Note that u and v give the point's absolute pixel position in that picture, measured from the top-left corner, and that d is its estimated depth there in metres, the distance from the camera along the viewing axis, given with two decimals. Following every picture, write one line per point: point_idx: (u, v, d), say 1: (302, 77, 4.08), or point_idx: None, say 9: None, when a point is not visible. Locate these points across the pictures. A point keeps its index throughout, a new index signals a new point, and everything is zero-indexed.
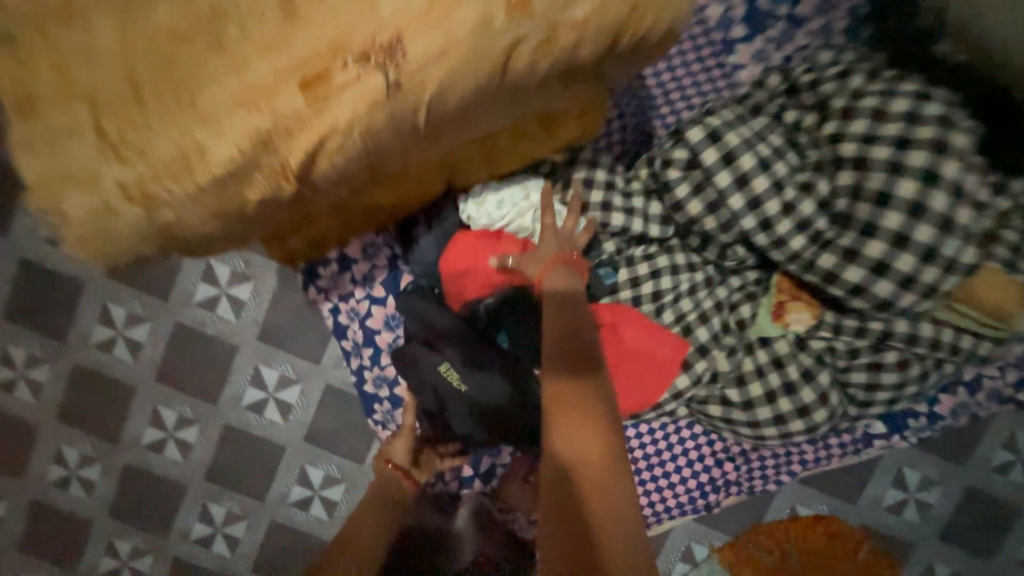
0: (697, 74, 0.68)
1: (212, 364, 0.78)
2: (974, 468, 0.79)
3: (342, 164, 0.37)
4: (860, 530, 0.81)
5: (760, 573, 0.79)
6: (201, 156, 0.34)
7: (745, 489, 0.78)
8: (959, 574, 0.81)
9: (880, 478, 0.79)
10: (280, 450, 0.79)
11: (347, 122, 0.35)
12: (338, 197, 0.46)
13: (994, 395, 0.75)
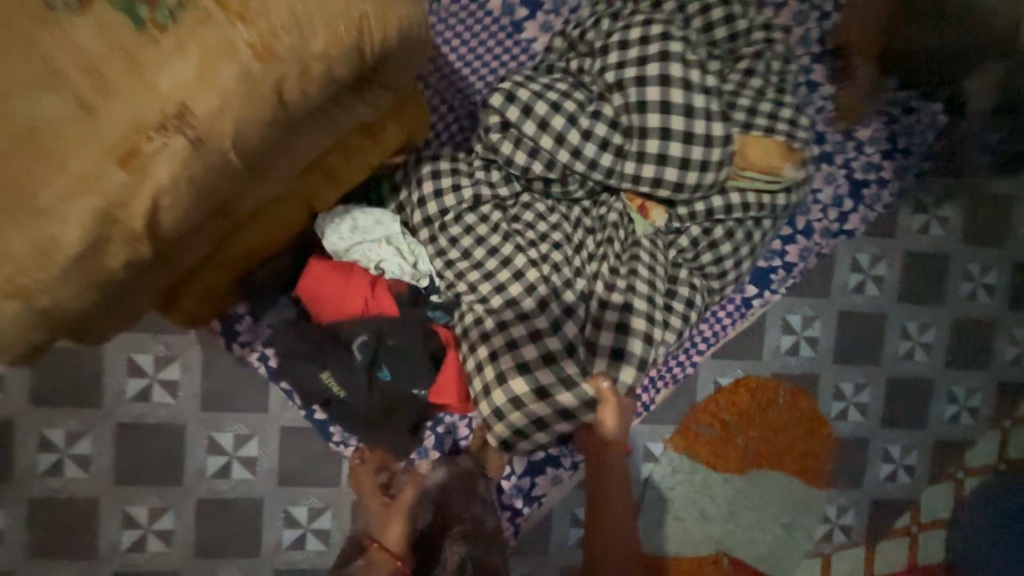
0: (496, 48, 0.76)
1: (167, 449, 0.81)
2: (838, 295, 0.94)
3: (183, 216, 0.44)
4: (774, 378, 0.94)
5: (707, 443, 0.92)
6: (55, 244, 0.39)
7: (670, 379, 0.91)
8: (861, 383, 0.97)
9: (772, 329, 0.93)
10: (258, 502, 0.84)
11: (170, 179, 0.41)
12: (206, 247, 0.53)
13: (826, 231, 0.92)
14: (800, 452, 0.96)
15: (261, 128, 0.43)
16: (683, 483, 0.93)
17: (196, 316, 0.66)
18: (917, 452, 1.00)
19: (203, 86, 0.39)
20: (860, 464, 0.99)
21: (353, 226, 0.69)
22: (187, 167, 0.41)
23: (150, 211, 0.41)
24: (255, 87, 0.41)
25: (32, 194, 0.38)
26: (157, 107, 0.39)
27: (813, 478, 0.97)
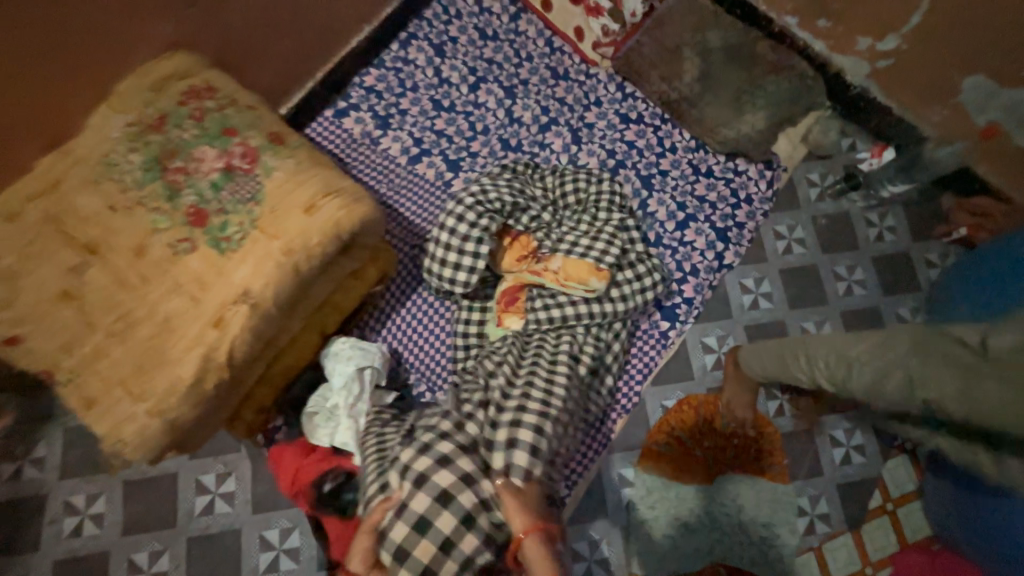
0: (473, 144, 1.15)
1: (149, 496, 0.95)
2: (739, 314, 1.10)
3: (271, 307, 0.66)
4: (710, 393, 1.06)
5: (668, 460, 1.02)
6: (210, 349, 0.63)
7: (630, 395, 1.05)
8: (805, 393, 1.08)
9: (694, 350, 1.08)
10: (236, 532, 0.94)
11: (272, 290, 0.66)
12: (257, 332, 0.67)
13: (737, 254, 1.13)
14: (757, 454, 1.04)
15: (322, 238, 0.68)
16: (661, 499, 1.00)
17: (276, 381, 0.83)
18: (890, 454, 1.06)
19: (296, 229, 0.66)
20: (838, 468, 1.05)
21: (336, 354, 0.93)
22: (282, 277, 0.66)
23: (258, 312, 0.65)
24: (319, 223, 0.67)
25: (184, 319, 0.64)
26: (271, 250, 0.66)
27: (784, 481, 1.03)
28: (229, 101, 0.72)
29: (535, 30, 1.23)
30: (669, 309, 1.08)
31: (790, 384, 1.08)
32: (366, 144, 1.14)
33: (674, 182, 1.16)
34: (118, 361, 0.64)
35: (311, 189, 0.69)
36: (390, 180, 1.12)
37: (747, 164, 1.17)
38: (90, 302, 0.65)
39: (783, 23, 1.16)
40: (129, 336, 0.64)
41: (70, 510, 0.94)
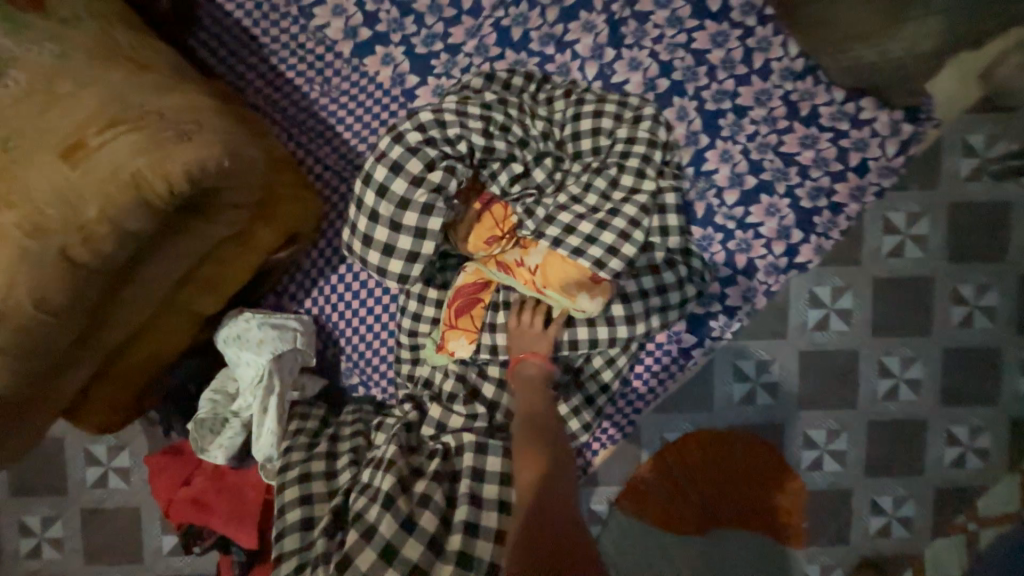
0: (454, 32, 0.74)
1: (32, 460, 0.81)
2: (795, 335, 0.79)
3: (48, 304, 0.45)
4: (729, 431, 0.81)
5: (657, 506, 0.82)
6: None
7: (621, 421, 0.83)
8: (857, 448, 0.81)
9: (722, 375, 0.80)
10: (135, 511, 0.81)
11: (38, 279, 0.44)
12: (46, 337, 0.47)
13: (818, 250, 0.78)
14: (771, 512, 0.81)
15: (102, 200, 0.42)
16: (637, 544, 0.82)
17: (132, 373, 0.61)
18: (945, 534, 0.82)
19: (60, 186, 0.42)
20: (869, 539, 0.83)
21: (237, 336, 0.68)
22: (52, 262, 0.43)
23: (22, 311, 0.44)
24: (100, 175, 0.42)
25: None
26: (27, 218, 0.42)
27: (794, 546, 0.82)
28: None
29: None
30: (697, 317, 0.79)
31: (841, 434, 0.81)
32: (293, 16, 0.75)
33: (753, 128, 0.76)
34: None
35: (81, 118, 0.43)
36: (326, 80, 0.76)
37: (875, 110, 0.75)
38: None
39: None
40: None
41: None
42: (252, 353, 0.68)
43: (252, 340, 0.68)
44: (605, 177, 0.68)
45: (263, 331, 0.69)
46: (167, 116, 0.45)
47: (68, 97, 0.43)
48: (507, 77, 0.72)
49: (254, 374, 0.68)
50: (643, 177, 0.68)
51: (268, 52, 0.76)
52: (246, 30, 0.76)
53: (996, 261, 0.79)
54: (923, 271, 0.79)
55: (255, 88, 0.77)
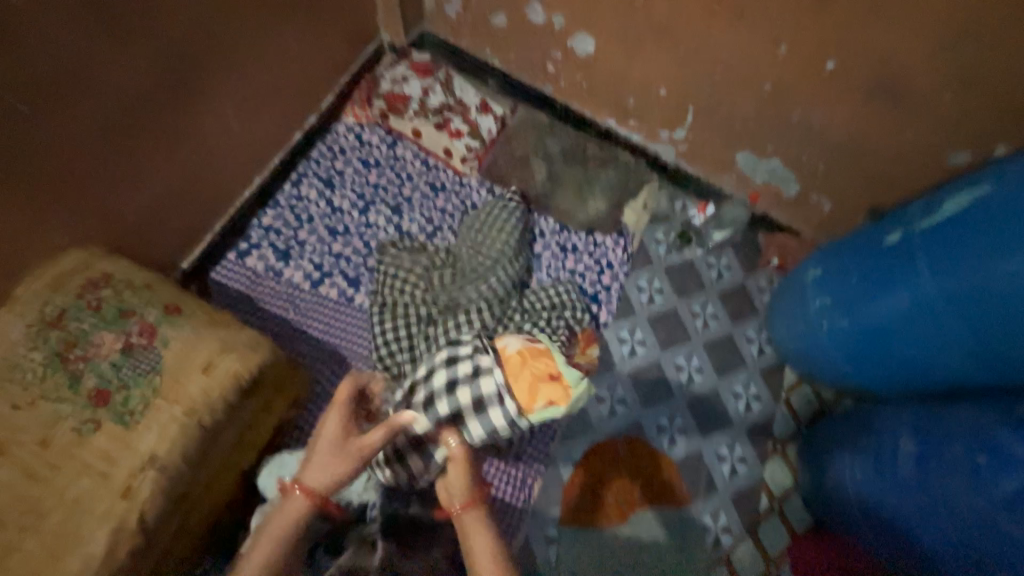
0: (363, 259, 1.30)
1: None
2: (620, 363, 1.30)
3: (174, 470, 0.74)
4: (610, 438, 1.22)
5: (583, 511, 1.15)
6: (119, 523, 0.70)
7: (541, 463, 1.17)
8: (690, 422, 1.27)
9: (590, 403, 1.25)
10: None
11: (172, 452, 0.74)
12: (169, 495, 0.74)
13: (610, 311, 1.35)
14: (660, 485, 1.20)
15: (222, 393, 0.78)
16: (585, 548, 1.12)
17: (197, 526, 0.87)
18: (767, 458, 1.27)
19: (195, 392, 0.76)
20: (727, 480, 1.23)
21: (279, 464, 0.98)
22: (185, 438, 0.75)
23: (158, 479, 0.72)
24: (219, 379, 0.78)
25: (86, 501, 0.71)
26: (170, 415, 0.75)
27: (683, 503, 1.19)
28: (124, 285, 0.84)
29: (411, 153, 1.45)
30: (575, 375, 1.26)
31: (675, 415, 1.27)
32: (271, 278, 1.26)
33: (548, 262, 1.37)
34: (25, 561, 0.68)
35: (204, 353, 0.79)
36: (297, 306, 1.24)
37: (604, 236, 1.42)
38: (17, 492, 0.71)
39: (605, 124, 1.45)
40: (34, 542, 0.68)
41: None
42: (286, 476, 0.96)
43: (288, 465, 0.97)
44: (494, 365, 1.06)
45: (294, 457, 0.99)
46: (249, 339, 0.83)
47: (186, 347, 0.79)
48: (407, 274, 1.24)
49: (291, 490, 0.95)
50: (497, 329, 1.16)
51: (258, 300, 1.23)
52: (241, 292, 1.23)
53: (702, 289, 1.42)
54: (669, 306, 1.39)
55: (251, 324, 1.21)
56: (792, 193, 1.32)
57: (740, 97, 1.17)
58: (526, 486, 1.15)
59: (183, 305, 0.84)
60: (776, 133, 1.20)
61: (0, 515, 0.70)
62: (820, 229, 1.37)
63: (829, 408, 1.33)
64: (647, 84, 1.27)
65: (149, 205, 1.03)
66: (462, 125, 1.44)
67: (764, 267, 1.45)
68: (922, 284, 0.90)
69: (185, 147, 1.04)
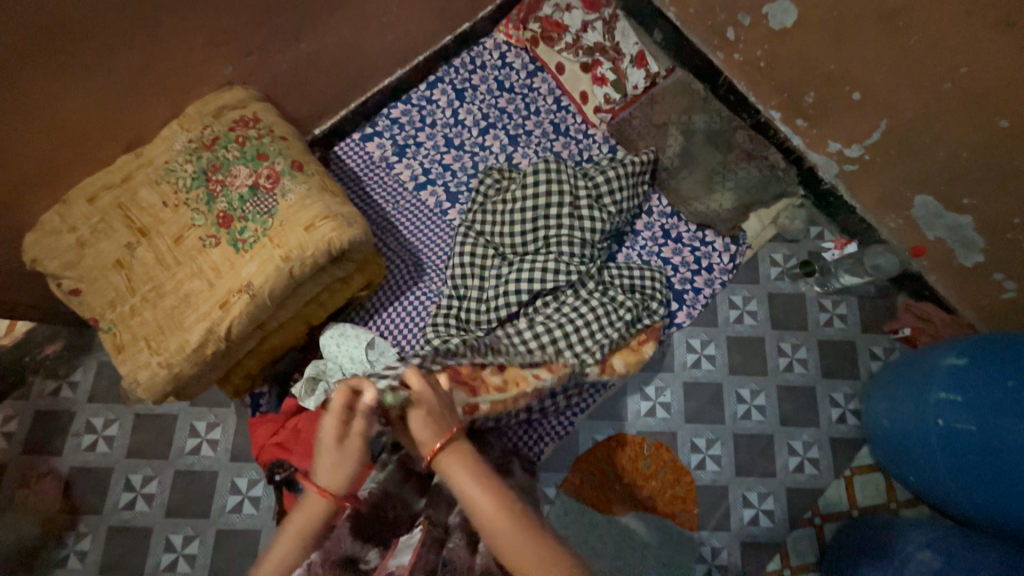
0: (468, 179, 1.32)
1: (153, 432, 1.15)
2: (678, 369, 1.23)
3: (261, 302, 0.84)
4: (638, 435, 1.19)
5: (589, 489, 1.15)
6: (211, 326, 0.82)
7: (561, 428, 1.18)
8: (728, 455, 1.19)
9: (631, 395, 1.21)
10: (214, 473, 1.13)
11: (262, 285, 0.83)
12: (251, 321, 0.85)
13: (689, 315, 1.25)
14: (672, 499, 1.16)
15: (314, 253, 0.85)
16: (575, 522, 1.13)
17: (265, 354, 1.01)
18: (799, 525, 1.16)
19: (293, 243, 0.84)
20: (744, 526, 1.15)
21: (338, 332, 1.08)
22: (274, 278, 0.84)
23: (247, 304, 0.83)
24: (316, 239, 0.85)
25: (193, 300, 0.84)
26: (270, 254, 0.84)
27: (689, 526, 1.14)
28: (266, 130, 0.93)
29: (547, 88, 1.40)
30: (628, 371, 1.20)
31: (715, 442, 1.19)
32: (382, 167, 1.32)
33: (644, 243, 1.29)
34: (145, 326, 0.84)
35: (312, 212, 0.86)
36: (397, 202, 1.30)
37: (714, 237, 1.29)
38: (150, 272, 0.86)
39: (769, 115, 1.27)
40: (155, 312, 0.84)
41: (87, 429, 1.15)
42: (344, 345, 1.06)
43: (345, 335, 1.07)
44: (548, 342, 1.09)
45: (352, 331, 1.08)
46: (349, 213, 0.89)
47: (299, 201, 0.87)
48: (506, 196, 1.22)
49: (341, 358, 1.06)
50: (568, 294, 1.13)
51: (366, 184, 1.31)
52: (354, 172, 1.32)
53: (802, 329, 1.26)
54: (755, 334, 1.26)
55: (354, 204, 1.30)
56: (969, 261, 1.08)
57: (961, 126, 0.94)
58: (540, 444, 1.17)
59: (306, 164, 0.92)
60: (979, 184, 0.97)
61: (137, 285, 0.86)
62: (984, 312, 1.12)
63: (896, 507, 1.16)
64: (839, 80, 1.08)
65: (300, 60, 1.09)
66: (609, 72, 1.34)
67: (887, 332, 1.24)
68: None
69: (344, 13, 1.08)
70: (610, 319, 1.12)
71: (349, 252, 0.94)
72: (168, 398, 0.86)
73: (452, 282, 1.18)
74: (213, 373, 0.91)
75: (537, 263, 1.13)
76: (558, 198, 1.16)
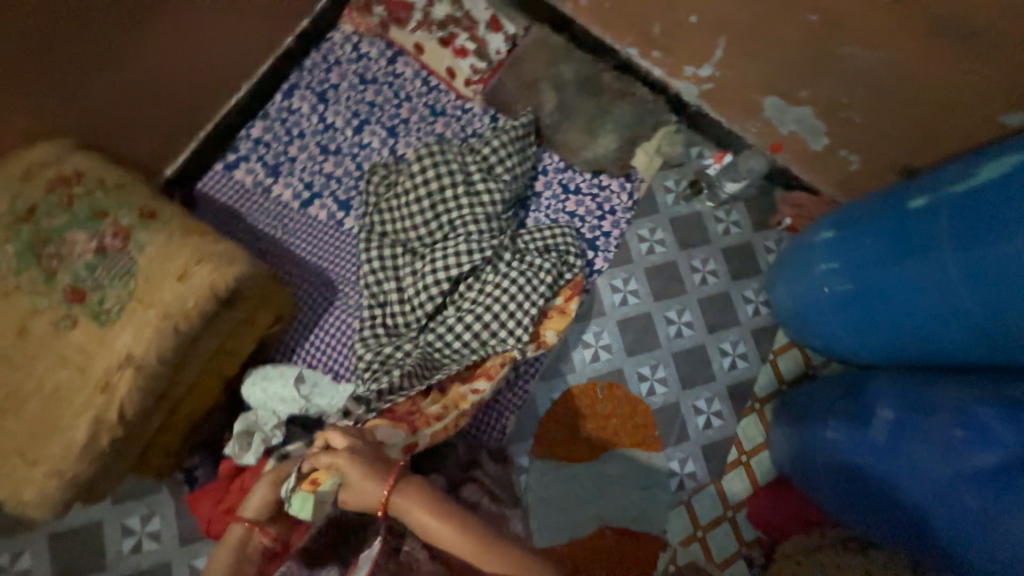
0: (355, 183, 1.25)
1: (78, 548, 1.02)
2: (609, 311, 1.28)
3: (147, 372, 0.75)
4: (590, 381, 1.24)
5: (558, 446, 1.19)
6: (96, 415, 0.73)
7: (517, 399, 1.19)
8: (672, 373, 1.28)
9: (574, 348, 1.25)
10: (166, 565, 1.03)
11: (143, 354, 0.74)
12: (145, 396, 0.76)
13: (605, 259, 1.31)
14: (634, 429, 1.23)
15: (194, 303, 0.77)
16: (554, 481, 1.17)
17: (180, 424, 0.91)
18: (744, 414, 1.28)
19: (166, 299, 0.76)
20: (700, 431, 1.25)
21: (261, 376, 1.00)
22: (154, 342, 0.74)
23: (132, 378, 0.74)
24: (191, 288, 0.76)
25: (65, 392, 0.73)
26: (142, 318, 0.75)
27: (655, 448, 1.23)
28: (96, 183, 0.81)
29: (411, 71, 1.35)
30: None
31: (658, 366, 1.27)
32: (259, 193, 1.22)
33: (548, 202, 1.31)
34: (13, 438, 0.72)
35: (179, 260, 0.77)
36: (286, 225, 1.21)
37: (609, 179, 1.35)
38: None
39: (627, 53, 1.32)
40: (21, 419, 0.73)
41: None
42: (269, 388, 0.99)
43: (269, 376, 1.00)
44: (481, 325, 1.08)
45: (275, 370, 1.01)
46: (225, 251, 0.81)
47: (160, 252, 0.78)
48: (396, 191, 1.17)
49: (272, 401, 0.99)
50: (486, 273, 1.13)
51: (246, 214, 1.20)
52: (229, 206, 1.20)
53: (705, 243, 1.37)
54: (667, 259, 1.34)
55: (238, 239, 1.19)
56: (818, 146, 1.22)
57: (780, 26, 1.04)
58: (502, 422, 1.18)
59: (159, 210, 0.82)
60: (808, 75, 1.09)
61: None
62: (842, 187, 1.27)
63: (816, 372, 1.32)
64: (674, 6, 1.14)
65: (116, 95, 0.96)
66: (467, 43, 1.32)
67: (774, 226, 1.38)
68: (942, 258, 0.84)
69: (152, 31, 0.95)
70: (533, 283, 1.13)
71: (241, 291, 0.86)
72: (73, 507, 0.75)
73: (368, 292, 1.13)
74: (122, 462, 0.82)
75: (447, 250, 1.11)
76: (450, 179, 1.14)
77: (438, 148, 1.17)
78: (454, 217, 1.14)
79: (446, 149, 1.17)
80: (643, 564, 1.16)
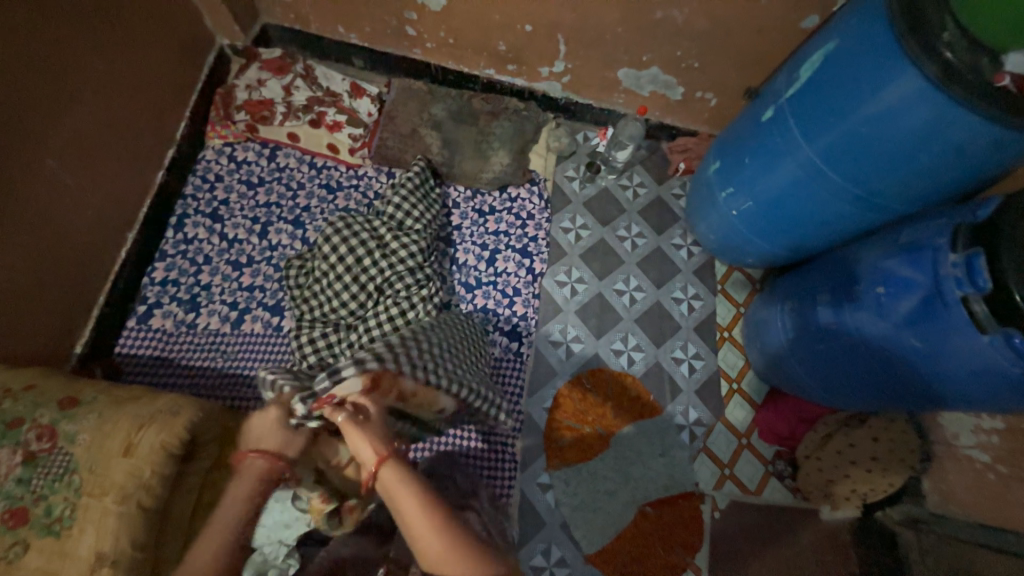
0: (279, 287, 1.23)
1: None
2: (564, 306, 1.33)
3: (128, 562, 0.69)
4: (575, 376, 1.26)
5: (570, 450, 1.20)
6: None
7: (516, 423, 1.20)
8: (642, 338, 1.33)
9: (548, 351, 1.28)
10: None
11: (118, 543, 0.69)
12: None
13: (543, 260, 1.35)
14: (631, 403, 1.26)
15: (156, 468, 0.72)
16: (579, 484, 1.18)
17: None
18: (719, 347, 1.36)
19: (123, 478, 0.71)
20: (689, 378, 1.31)
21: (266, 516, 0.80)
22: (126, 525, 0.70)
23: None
24: (146, 454, 0.72)
25: None
26: (103, 507, 0.70)
27: (656, 411, 1.27)
28: (4, 393, 0.76)
29: (295, 160, 1.35)
30: (513, 330, 1.27)
31: (628, 337, 1.33)
32: (183, 333, 1.16)
33: (470, 231, 1.35)
34: None
35: (123, 433, 0.73)
36: (223, 352, 1.16)
37: (517, 190, 1.41)
38: None
39: (486, 74, 1.41)
40: None
41: None
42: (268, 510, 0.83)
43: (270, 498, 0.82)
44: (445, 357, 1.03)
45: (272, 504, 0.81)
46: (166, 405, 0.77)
47: (100, 434, 0.73)
48: (320, 278, 1.15)
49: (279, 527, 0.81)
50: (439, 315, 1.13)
51: (178, 360, 1.14)
52: (155, 358, 1.14)
53: (624, 213, 1.45)
54: (596, 238, 1.41)
55: (177, 388, 1.12)
56: (678, 95, 1.35)
57: (601, 12, 1.15)
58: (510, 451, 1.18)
59: (80, 393, 0.78)
60: (641, 44, 1.21)
61: None
62: (712, 121, 1.41)
63: (761, 284, 1.43)
64: (508, 23, 1.24)
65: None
66: (338, 116, 1.36)
67: (674, 174, 1.49)
68: (804, 152, 0.96)
69: (13, 222, 0.90)
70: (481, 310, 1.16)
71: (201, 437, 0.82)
72: None
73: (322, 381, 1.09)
74: None
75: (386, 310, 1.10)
76: (370, 246, 1.16)
77: (346, 224, 1.17)
78: (385, 281, 1.13)
79: (354, 222, 1.18)
80: (691, 523, 1.19)
